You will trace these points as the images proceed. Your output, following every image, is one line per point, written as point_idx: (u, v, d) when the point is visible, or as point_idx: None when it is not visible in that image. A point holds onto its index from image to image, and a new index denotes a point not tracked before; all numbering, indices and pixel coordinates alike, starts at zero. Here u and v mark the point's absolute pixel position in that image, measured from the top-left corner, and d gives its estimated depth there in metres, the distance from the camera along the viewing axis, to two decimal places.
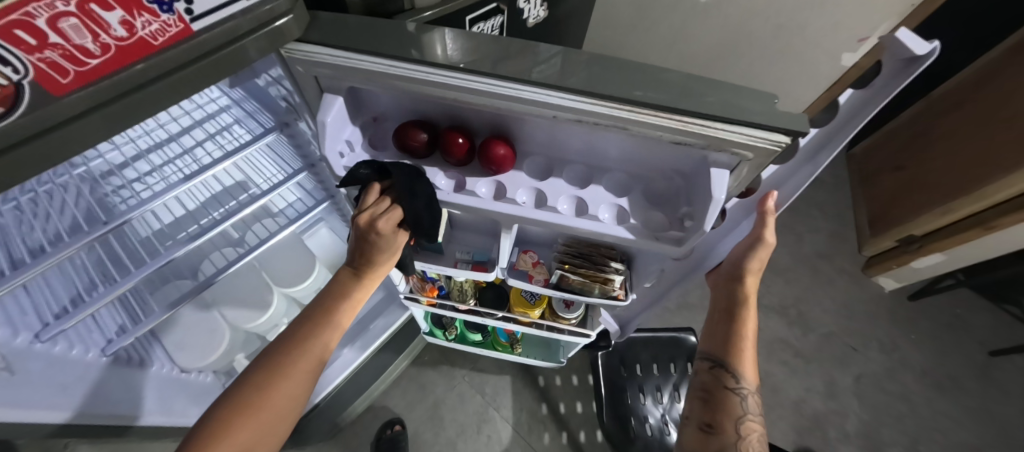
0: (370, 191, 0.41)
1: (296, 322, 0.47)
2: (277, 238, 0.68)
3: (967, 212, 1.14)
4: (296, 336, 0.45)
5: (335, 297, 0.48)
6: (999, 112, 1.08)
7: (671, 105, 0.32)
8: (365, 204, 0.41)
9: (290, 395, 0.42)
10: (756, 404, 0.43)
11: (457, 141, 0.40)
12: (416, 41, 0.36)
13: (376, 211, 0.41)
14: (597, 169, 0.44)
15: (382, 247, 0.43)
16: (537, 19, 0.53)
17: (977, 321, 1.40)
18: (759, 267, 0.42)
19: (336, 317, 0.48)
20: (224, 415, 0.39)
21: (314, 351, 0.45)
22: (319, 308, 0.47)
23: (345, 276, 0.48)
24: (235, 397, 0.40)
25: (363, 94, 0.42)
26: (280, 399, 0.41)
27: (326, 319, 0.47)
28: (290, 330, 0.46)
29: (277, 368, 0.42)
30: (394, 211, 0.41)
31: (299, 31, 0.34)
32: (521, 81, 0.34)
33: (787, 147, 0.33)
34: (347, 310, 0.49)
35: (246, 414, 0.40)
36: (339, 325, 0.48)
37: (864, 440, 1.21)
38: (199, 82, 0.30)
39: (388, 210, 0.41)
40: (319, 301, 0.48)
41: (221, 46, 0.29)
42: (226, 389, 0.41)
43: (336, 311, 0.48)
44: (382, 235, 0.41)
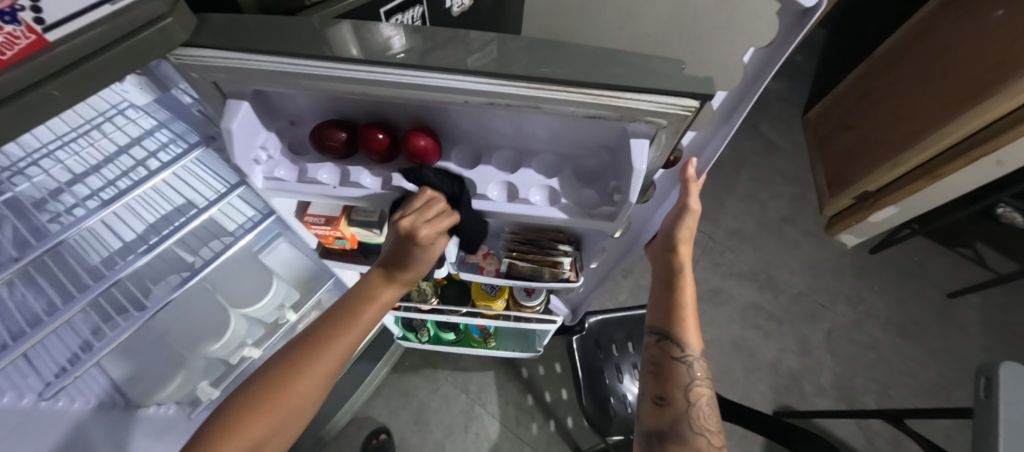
0: (413, 198, 0.39)
1: (319, 321, 0.40)
2: (228, 255, 0.65)
3: (914, 163, 1.20)
4: (315, 335, 0.38)
5: (359, 300, 0.41)
6: (937, 64, 1.14)
7: (579, 79, 0.31)
8: (410, 210, 0.39)
9: (305, 397, 0.37)
10: (703, 369, 0.44)
11: (376, 137, 0.38)
12: (319, 37, 0.34)
13: (419, 218, 0.39)
14: (527, 152, 0.44)
15: (418, 256, 0.41)
16: (462, 8, 0.51)
17: (934, 266, 1.47)
18: (690, 235, 0.43)
19: (362, 322, 0.41)
20: (238, 406, 0.35)
21: (337, 350, 0.38)
22: (344, 307, 0.41)
23: (375, 277, 0.42)
24: (247, 392, 0.36)
25: (274, 98, 0.40)
26: (291, 403, 0.36)
27: (353, 319, 0.40)
28: (311, 328, 0.40)
29: (294, 366, 0.36)
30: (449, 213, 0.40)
31: (185, 34, 0.32)
32: (425, 68, 0.33)
33: (698, 112, 0.33)
34: (371, 316, 0.41)
35: (256, 414, 0.34)
36: (363, 327, 0.41)
37: (839, 391, 1.26)
38: (53, 100, 0.27)
39: (434, 219, 0.39)
40: (343, 305, 0.41)
41: (95, 55, 0.27)
42: (244, 381, 0.37)
43: (361, 314, 0.41)
44: (423, 245, 0.40)
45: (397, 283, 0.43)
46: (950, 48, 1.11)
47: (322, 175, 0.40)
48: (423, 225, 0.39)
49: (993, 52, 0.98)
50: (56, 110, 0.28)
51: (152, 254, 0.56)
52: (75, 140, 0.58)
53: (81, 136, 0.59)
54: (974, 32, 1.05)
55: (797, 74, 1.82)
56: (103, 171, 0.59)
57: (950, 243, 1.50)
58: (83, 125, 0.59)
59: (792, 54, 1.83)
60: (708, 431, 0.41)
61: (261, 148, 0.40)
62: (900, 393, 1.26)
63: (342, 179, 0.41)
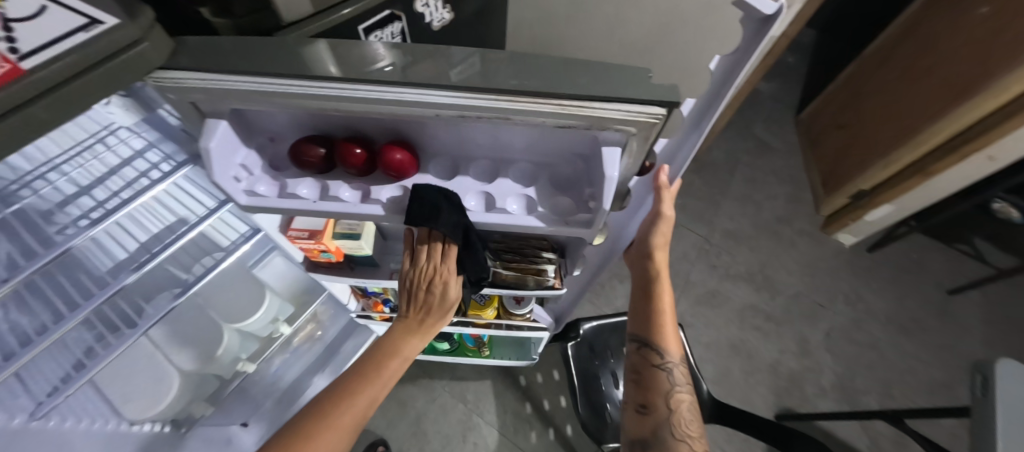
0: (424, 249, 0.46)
1: (350, 374, 0.49)
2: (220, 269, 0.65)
3: (907, 160, 1.19)
4: (346, 389, 0.47)
5: (387, 353, 0.51)
6: (924, 62, 1.15)
7: (544, 90, 0.32)
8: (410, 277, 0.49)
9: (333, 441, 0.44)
10: (682, 375, 0.46)
11: (353, 152, 0.39)
12: (293, 54, 0.34)
13: (438, 264, 0.46)
14: (504, 161, 0.44)
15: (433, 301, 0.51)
16: (444, 22, 0.47)
17: (932, 263, 1.46)
18: (664, 240, 0.45)
19: (386, 374, 0.50)
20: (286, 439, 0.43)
21: (364, 402, 0.47)
22: (372, 362, 0.50)
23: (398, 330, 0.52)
24: (291, 429, 0.44)
25: (252, 117, 0.41)
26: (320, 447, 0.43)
27: (380, 371, 0.50)
28: (349, 372, 0.50)
29: (328, 418, 0.45)
30: (448, 248, 0.45)
31: (162, 58, 0.33)
32: (398, 84, 0.33)
33: (665, 119, 0.34)
34: (397, 368, 0.51)
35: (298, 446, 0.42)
36: (384, 380, 0.50)
37: (841, 392, 1.25)
38: (22, 131, 0.26)
39: (446, 260, 0.46)
40: (370, 357, 0.51)
41: (76, 77, 0.27)
42: (288, 420, 0.45)
43: (387, 366, 0.50)
44: (445, 283, 0.49)
45: (420, 335, 0.52)
46: (937, 45, 1.12)
47: (301, 190, 0.41)
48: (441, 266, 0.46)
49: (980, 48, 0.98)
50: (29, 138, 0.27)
51: (142, 271, 0.57)
52: (65, 162, 0.58)
53: (73, 157, 0.59)
54: (959, 29, 1.06)
55: (788, 74, 1.83)
56: (96, 191, 0.60)
57: (948, 239, 1.49)
58: (74, 146, 0.59)
59: (784, 54, 1.85)
60: (691, 438, 0.42)
61: (240, 165, 0.40)
62: (903, 392, 1.25)
63: (321, 194, 0.42)
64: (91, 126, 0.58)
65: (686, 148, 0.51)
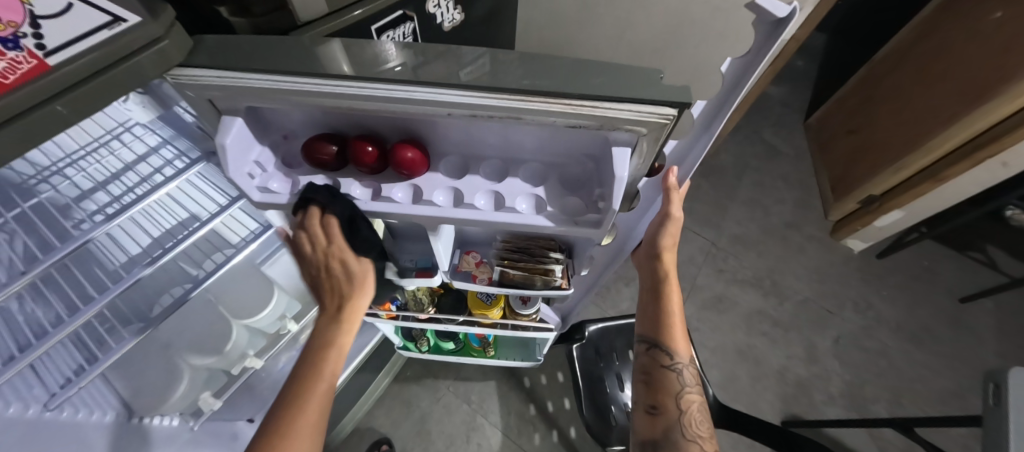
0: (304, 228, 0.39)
1: (291, 378, 0.45)
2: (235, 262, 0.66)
3: (919, 165, 1.18)
4: (291, 393, 0.44)
5: (320, 344, 0.47)
6: (937, 65, 1.14)
7: (556, 90, 0.32)
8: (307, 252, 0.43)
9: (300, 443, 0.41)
10: (692, 376, 0.47)
11: (365, 150, 0.39)
12: (309, 53, 0.35)
13: (326, 243, 0.41)
14: (513, 161, 0.44)
15: (341, 278, 0.46)
16: (454, 23, 0.48)
17: (944, 271, 1.44)
18: (673, 242, 0.45)
19: (328, 366, 0.46)
20: None
21: (318, 397, 0.44)
22: (308, 361, 0.46)
23: (324, 321, 0.47)
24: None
25: (267, 115, 0.42)
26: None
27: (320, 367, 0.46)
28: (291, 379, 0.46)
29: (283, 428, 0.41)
30: (329, 222, 0.38)
31: (182, 55, 0.33)
32: (411, 83, 0.34)
33: (676, 120, 0.33)
34: (336, 356, 0.47)
35: None
36: (329, 369, 0.46)
37: (850, 400, 1.23)
38: (48, 126, 0.27)
39: (332, 238, 0.40)
40: (307, 357, 0.47)
41: (99, 74, 0.28)
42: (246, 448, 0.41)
43: (326, 359, 0.46)
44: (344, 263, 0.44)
45: (345, 317, 0.47)
46: (950, 49, 1.11)
47: (313, 187, 0.41)
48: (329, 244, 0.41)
49: (996, 52, 0.97)
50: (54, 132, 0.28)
51: (155, 266, 0.57)
52: (83, 158, 0.61)
53: (90, 154, 0.61)
54: (972, 33, 1.05)
55: (797, 78, 1.81)
56: (110, 187, 0.61)
57: (960, 246, 1.47)
58: (91, 143, 0.61)
59: (793, 58, 1.83)
60: (701, 437, 0.42)
61: (254, 162, 0.41)
62: (913, 401, 1.23)
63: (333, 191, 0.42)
64: (106, 122, 0.61)
65: (696, 149, 0.51)
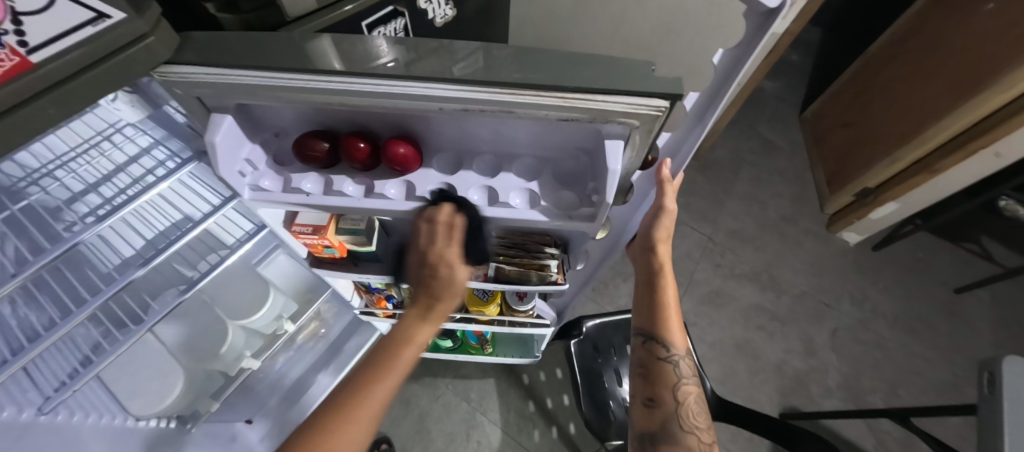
0: (428, 226, 0.42)
1: (364, 363, 0.45)
2: (230, 261, 0.66)
3: (913, 157, 1.18)
4: (360, 379, 0.43)
5: (399, 340, 0.46)
6: (931, 57, 1.14)
7: (548, 83, 0.32)
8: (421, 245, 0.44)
9: (359, 433, 0.41)
10: (688, 367, 0.47)
11: (357, 146, 0.39)
12: (298, 49, 0.34)
13: (440, 245, 0.43)
14: (506, 156, 0.44)
15: (443, 281, 0.45)
16: (446, 19, 0.48)
17: (939, 262, 1.45)
18: (668, 234, 0.45)
19: (401, 363, 0.45)
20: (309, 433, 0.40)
21: (383, 391, 0.43)
22: (384, 351, 0.46)
23: (410, 317, 0.47)
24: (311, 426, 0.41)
25: (257, 112, 0.41)
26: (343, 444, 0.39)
27: (394, 361, 0.45)
28: (364, 364, 0.45)
29: (349, 412, 0.41)
30: (454, 223, 0.42)
31: (168, 52, 0.33)
32: (402, 78, 0.33)
33: (668, 111, 0.33)
34: (410, 356, 0.46)
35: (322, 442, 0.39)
36: (400, 366, 0.45)
37: (847, 392, 1.24)
38: (31, 125, 0.26)
39: (450, 242, 0.43)
40: (384, 347, 0.46)
41: (83, 73, 0.27)
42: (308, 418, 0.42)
43: (400, 355, 0.45)
44: (450, 265, 0.44)
45: (433, 319, 0.47)
46: (944, 41, 1.11)
47: (305, 184, 0.41)
48: (444, 246, 0.43)
49: (988, 43, 0.97)
50: (38, 132, 0.28)
51: (149, 267, 0.57)
52: (73, 159, 0.60)
53: (80, 155, 0.60)
54: (965, 24, 1.05)
55: (792, 73, 1.81)
56: (102, 189, 0.60)
57: (955, 238, 1.48)
58: (81, 144, 0.61)
59: (787, 53, 1.83)
60: (698, 429, 0.43)
61: (245, 160, 0.41)
62: (910, 392, 1.24)
63: (325, 189, 0.42)
64: (97, 123, 0.62)
65: (690, 142, 0.51)
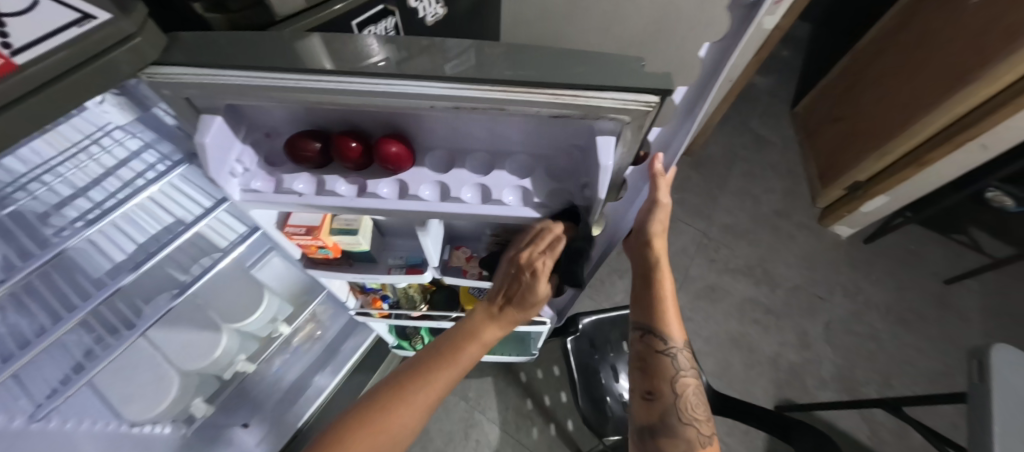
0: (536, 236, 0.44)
1: (434, 350, 0.50)
2: (223, 264, 0.65)
3: (902, 151, 1.20)
4: (429, 361, 0.49)
5: (468, 334, 0.51)
6: (919, 51, 1.16)
7: (539, 80, 0.32)
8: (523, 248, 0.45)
9: (421, 407, 0.46)
10: (687, 360, 0.47)
11: (349, 145, 0.39)
12: (289, 49, 0.34)
13: (536, 251, 0.44)
14: (499, 154, 0.44)
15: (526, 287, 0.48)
16: (437, 17, 0.47)
17: (929, 254, 1.47)
18: (662, 228, 0.45)
19: (465, 358, 0.50)
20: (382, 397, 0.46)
21: (448, 374, 0.48)
22: (453, 341, 0.50)
23: (481, 316, 0.52)
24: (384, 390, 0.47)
25: (246, 112, 0.41)
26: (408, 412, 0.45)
27: (460, 356, 0.49)
28: (434, 347, 0.51)
29: (416, 385, 0.46)
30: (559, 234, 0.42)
31: (156, 53, 0.33)
32: (394, 77, 0.33)
33: (659, 106, 0.34)
34: (475, 354, 0.50)
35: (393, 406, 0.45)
36: (465, 358, 0.50)
37: (841, 383, 1.25)
38: (16, 128, 0.26)
39: (548, 249, 0.44)
40: (453, 336, 0.51)
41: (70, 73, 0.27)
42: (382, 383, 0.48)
43: (466, 350, 0.50)
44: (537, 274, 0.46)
45: (500, 323, 0.52)
46: (931, 35, 1.12)
47: (297, 185, 0.41)
48: (540, 255, 0.44)
49: (976, 37, 0.98)
50: (23, 135, 0.27)
51: (139, 271, 0.56)
52: (61, 163, 0.58)
53: (67, 160, 0.58)
54: (953, 18, 1.06)
55: (783, 69, 1.83)
56: (91, 193, 0.60)
57: (945, 229, 1.50)
58: (70, 148, 0.58)
59: (778, 49, 1.85)
60: (697, 420, 0.44)
61: (236, 160, 0.41)
62: (903, 382, 1.26)
63: (318, 189, 0.42)
64: (86, 127, 0.58)
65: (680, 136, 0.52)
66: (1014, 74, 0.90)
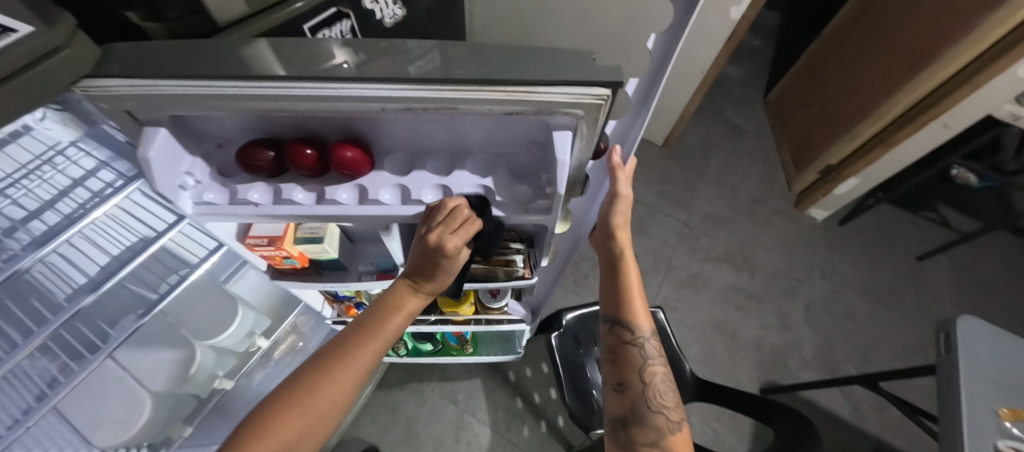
0: (440, 209, 0.40)
1: (354, 326, 0.43)
2: (195, 275, 0.64)
3: (869, 133, 1.24)
4: (344, 341, 0.41)
5: (387, 310, 0.45)
6: (879, 37, 1.20)
7: (491, 77, 0.32)
8: (434, 223, 0.40)
9: (339, 394, 0.38)
10: (655, 348, 0.47)
11: (304, 153, 0.38)
12: (232, 55, 0.33)
13: (445, 231, 0.40)
14: (460, 154, 0.44)
15: (445, 267, 0.44)
16: (396, 19, 0.46)
17: (901, 232, 1.52)
18: (625, 220, 0.46)
19: (388, 331, 0.44)
20: (284, 396, 0.37)
21: (368, 353, 0.41)
22: (372, 318, 0.44)
23: (400, 289, 0.47)
24: (284, 390, 0.38)
25: (195, 122, 0.40)
26: (321, 402, 0.37)
27: (382, 330, 0.43)
28: (350, 327, 0.44)
29: (326, 369, 0.39)
30: (474, 220, 0.40)
31: (88, 65, 0.31)
32: (344, 80, 0.32)
33: (612, 98, 0.33)
34: (399, 325, 0.45)
35: (297, 405, 0.36)
36: (386, 335, 0.44)
37: (823, 363, 1.29)
38: None
39: (458, 230, 0.40)
40: (373, 312, 0.45)
41: (4, 92, 0.25)
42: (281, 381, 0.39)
43: (388, 323, 0.44)
44: (451, 254, 0.42)
45: (421, 292, 0.47)
46: (890, 21, 1.16)
47: (253, 195, 0.40)
48: (450, 236, 0.40)
49: (932, 21, 1.02)
50: None
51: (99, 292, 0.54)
52: (10, 185, 0.56)
53: (18, 180, 0.57)
54: (910, 4, 1.10)
55: (756, 58, 1.86)
56: (45, 214, 0.57)
57: (915, 208, 1.55)
58: (19, 169, 0.58)
59: (749, 39, 1.89)
60: (666, 408, 0.44)
61: (186, 173, 0.40)
62: (880, 358, 1.30)
63: (275, 198, 0.41)
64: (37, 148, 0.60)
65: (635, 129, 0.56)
66: (971, 54, 0.94)
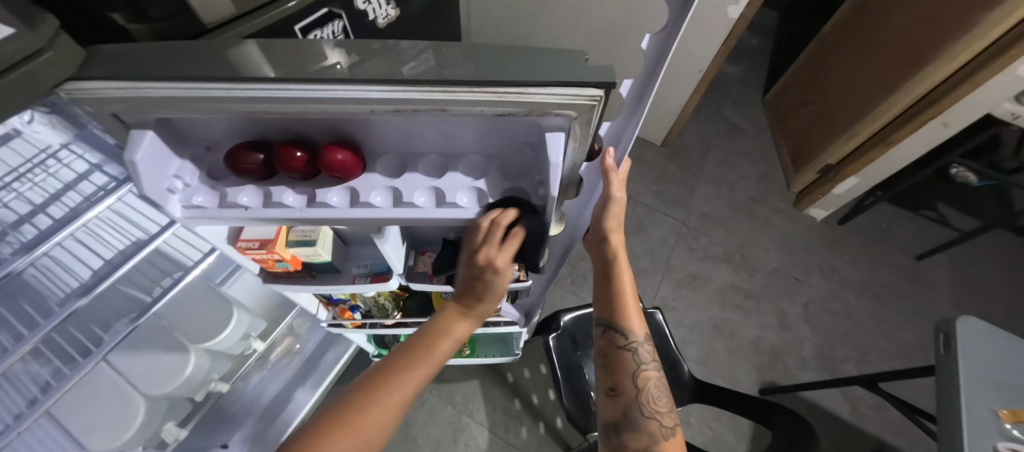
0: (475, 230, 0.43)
1: (403, 349, 0.46)
2: (191, 276, 0.63)
3: (868, 132, 1.23)
4: (395, 365, 0.44)
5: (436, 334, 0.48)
6: (877, 35, 1.19)
7: (482, 78, 0.31)
8: (478, 245, 0.44)
9: (385, 417, 0.41)
10: (648, 353, 0.47)
11: (293, 155, 0.37)
12: (219, 57, 0.32)
13: (491, 249, 0.43)
14: (453, 156, 0.44)
15: (492, 286, 0.47)
16: (389, 19, 0.46)
17: (900, 231, 1.51)
18: (618, 223, 0.45)
19: (437, 356, 0.46)
20: (336, 412, 0.41)
21: (415, 379, 0.44)
22: (423, 342, 0.47)
23: (451, 315, 0.49)
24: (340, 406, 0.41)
25: (183, 126, 0.39)
26: (371, 422, 0.40)
27: (429, 355, 0.46)
28: (401, 349, 0.47)
29: (377, 392, 0.42)
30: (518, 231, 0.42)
31: (71, 67, 0.30)
32: (334, 81, 0.31)
33: (605, 99, 0.33)
34: (447, 350, 0.48)
35: (348, 424, 0.40)
36: (434, 362, 0.46)
37: (821, 362, 1.28)
38: None
39: (504, 245, 0.43)
40: (422, 336, 0.48)
41: None
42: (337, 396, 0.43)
43: (436, 349, 0.47)
44: (499, 271, 0.45)
45: (471, 317, 0.49)
46: (887, 20, 1.16)
47: (242, 198, 0.40)
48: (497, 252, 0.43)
49: (931, 20, 1.02)
50: None
51: (92, 296, 0.54)
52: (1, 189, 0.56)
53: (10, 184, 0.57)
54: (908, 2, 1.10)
55: (754, 57, 1.86)
56: (37, 219, 0.57)
57: (914, 206, 1.55)
58: (9, 173, 0.57)
59: (747, 37, 1.88)
60: (659, 413, 0.44)
61: (174, 176, 0.39)
62: (879, 357, 1.30)
63: (265, 201, 0.41)
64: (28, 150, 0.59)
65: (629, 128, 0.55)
66: (969, 53, 0.94)
